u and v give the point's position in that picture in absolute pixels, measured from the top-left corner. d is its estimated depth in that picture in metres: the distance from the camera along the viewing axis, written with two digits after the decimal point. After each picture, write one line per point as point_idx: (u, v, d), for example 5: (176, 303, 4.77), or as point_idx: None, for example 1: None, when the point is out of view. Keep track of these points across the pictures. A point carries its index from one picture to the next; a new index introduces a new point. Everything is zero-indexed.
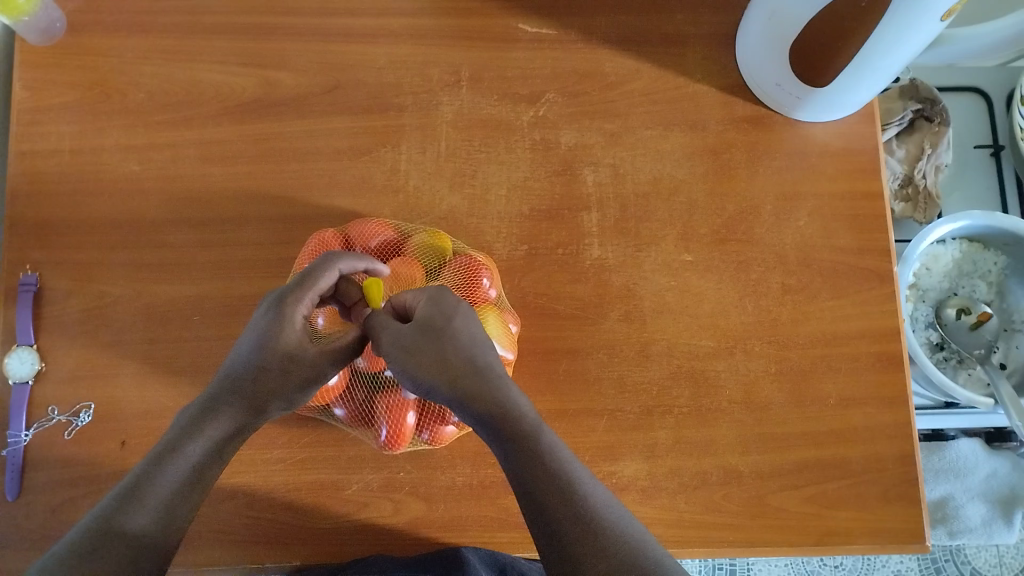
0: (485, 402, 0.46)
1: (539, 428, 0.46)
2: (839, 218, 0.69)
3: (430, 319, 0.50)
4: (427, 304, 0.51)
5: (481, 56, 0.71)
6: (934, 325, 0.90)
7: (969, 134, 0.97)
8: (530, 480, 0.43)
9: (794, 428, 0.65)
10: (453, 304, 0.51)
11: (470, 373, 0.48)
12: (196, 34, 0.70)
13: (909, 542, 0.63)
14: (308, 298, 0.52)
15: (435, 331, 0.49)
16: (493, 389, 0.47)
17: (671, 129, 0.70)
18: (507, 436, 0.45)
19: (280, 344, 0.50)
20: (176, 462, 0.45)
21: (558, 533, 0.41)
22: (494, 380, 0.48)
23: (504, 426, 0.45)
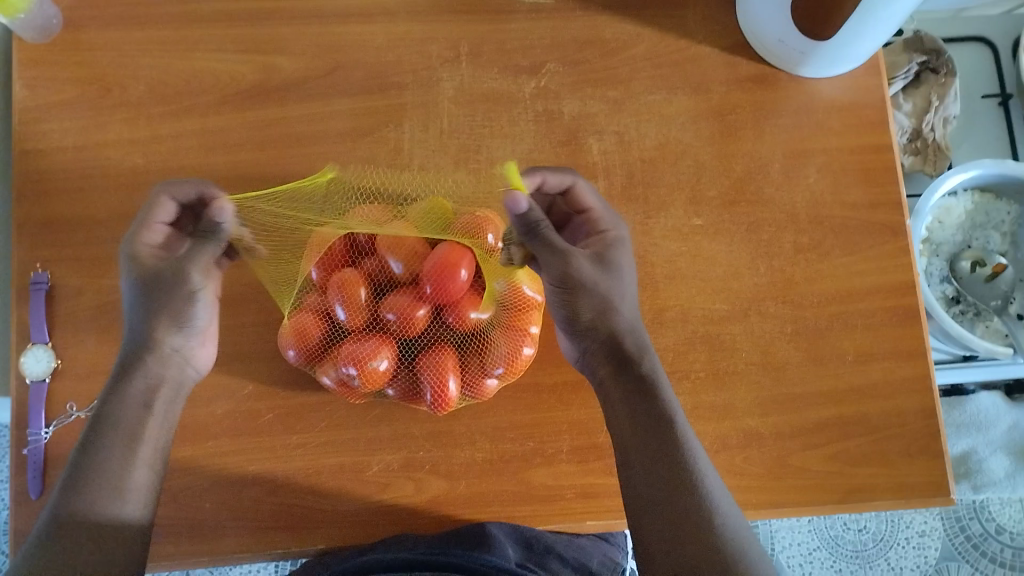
0: (649, 409, 0.51)
1: (672, 403, 0.52)
2: (849, 174, 0.69)
3: (613, 270, 0.56)
4: (610, 248, 0.58)
5: (478, 29, 0.70)
6: (949, 279, 0.88)
7: (974, 84, 0.96)
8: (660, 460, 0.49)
9: (813, 388, 0.65)
10: (624, 270, 0.57)
11: (637, 343, 0.55)
12: (193, 23, 0.69)
13: (934, 496, 0.63)
14: (150, 230, 0.57)
15: (609, 284, 0.55)
16: (654, 379, 0.53)
17: (675, 93, 0.70)
18: (650, 407, 0.51)
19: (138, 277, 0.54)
20: (116, 442, 0.50)
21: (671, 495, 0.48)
22: (652, 370, 0.53)
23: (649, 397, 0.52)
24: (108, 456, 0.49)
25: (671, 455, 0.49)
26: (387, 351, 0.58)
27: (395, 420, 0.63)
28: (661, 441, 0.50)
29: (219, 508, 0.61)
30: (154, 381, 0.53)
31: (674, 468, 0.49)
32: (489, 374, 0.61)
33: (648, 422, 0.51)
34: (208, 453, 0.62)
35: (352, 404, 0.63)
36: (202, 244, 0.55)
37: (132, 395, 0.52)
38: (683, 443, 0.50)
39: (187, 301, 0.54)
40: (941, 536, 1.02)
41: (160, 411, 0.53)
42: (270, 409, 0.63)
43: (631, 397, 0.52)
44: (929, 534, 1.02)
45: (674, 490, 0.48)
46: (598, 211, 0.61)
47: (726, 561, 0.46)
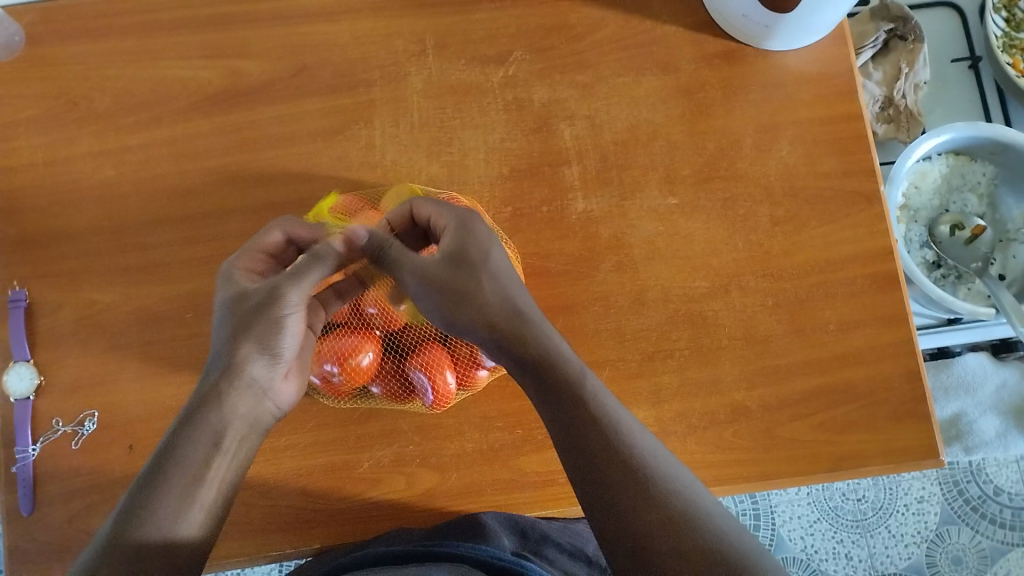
0: (559, 390, 0.49)
1: (584, 374, 0.50)
2: (821, 144, 0.69)
3: (467, 262, 0.53)
4: (461, 233, 0.54)
5: (443, 22, 0.70)
6: (929, 243, 0.89)
7: (944, 49, 0.96)
8: (591, 448, 0.47)
9: (798, 358, 0.65)
10: (485, 255, 0.54)
11: (518, 323, 0.52)
12: (157, 32, 0.69)
13: (924, 459, 0.63)
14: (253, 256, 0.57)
15: (467, 266, 0.53)
16: (550, 357, 0.50)
17: (643, 74, 0.70)
18: (556, 387, 0.49)
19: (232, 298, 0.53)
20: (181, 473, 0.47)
21: (610, 481, 0.45)
22: (548, 352, 0.50)
23: (551, 376, 0.49)
24: (173, 481, 0.46)
25: (594, 435, 0.47)
26: (370, 344, 0.59)
27: (383, 416, 0.63)
28: (586, 428, 0.47)
29: None
30: (230, 412, 0.50)
31: (603, 448, 0.46)
32: (478, 367, 0.60)
33: (559, 408, 0.49)
34: None
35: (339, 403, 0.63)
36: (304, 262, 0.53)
37: (207, 423, 0.49)
38: (603, 421, 0.47)
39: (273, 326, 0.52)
40: (940, 501, 1.03)
41: (235, 440, 0.50)
42: None
43: (538, 386, 0.50)
44: (928, 499, 1.03)
45: (610, 471, 0.45)
46: (440, 216, 0.55)
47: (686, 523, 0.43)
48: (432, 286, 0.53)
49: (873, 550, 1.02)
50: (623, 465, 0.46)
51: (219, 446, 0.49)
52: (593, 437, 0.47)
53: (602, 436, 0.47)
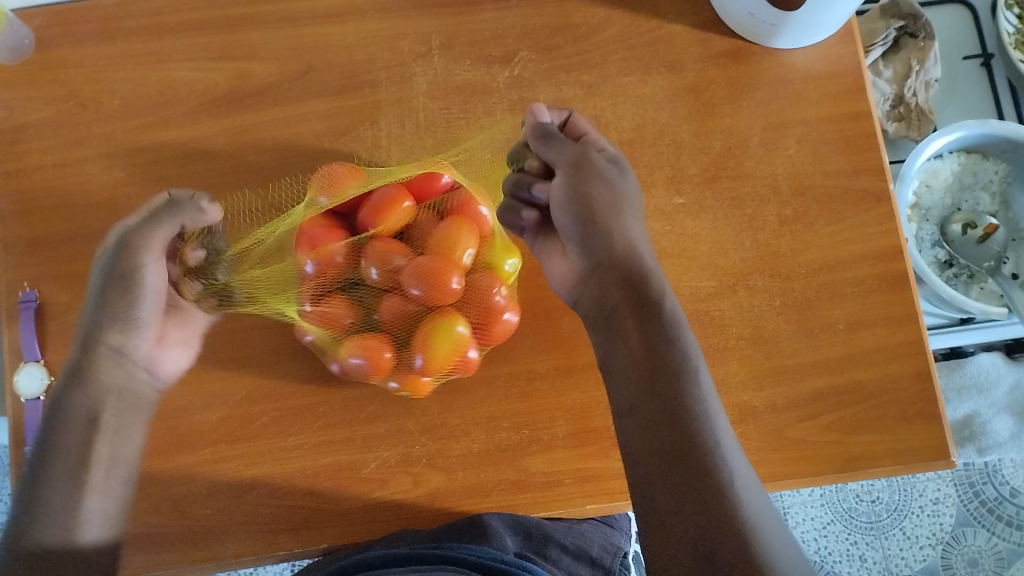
0: (660, 344, 0.48)
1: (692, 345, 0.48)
2: (829, 142, 0.68)
3: (618, 197, 0.57)
4: (619, 170, 0.59)
5: (449, 23, 0.70)
6: (941, 242, 0.88)
7: (956, 46, 0.95)
8: (671, 407, 0.45)
9: (806, 357, 0.64)
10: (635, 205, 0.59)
11: (642, 269, 0.53)
12: (165, 35, 0.70)
13: (934, 460, 0.62)
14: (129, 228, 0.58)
15: (623, 193, 0.58)
16: (661, 313, 0.50)
17: (649, 72, 0.70)
18: (656, 349, 0.48)
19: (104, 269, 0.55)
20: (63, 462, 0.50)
21: (678, 441, 0.44)
22: (660, 312, 0.50)
23: (661, 335, 0.49)
24: (43, 479, 0.49)
25: (676, 395, 0.46)
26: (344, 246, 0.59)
27: (389, 416, 0.63)
28: (666, 391, 0.46)
29: (220, 515, 0.62)
30: (101, 386, 0.53)
31: (678, 414, 0.45)
32: (380, 356, 0.58)
33: (653, 365, 0.47)
34: (205, 460, 0.63)
35: (345, 403, 0.64)
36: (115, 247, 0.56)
37: (75, 415, 0.52)
38: (691, 393, 0.46)
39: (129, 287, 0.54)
40: (956, 502, 1.02)
41: (109, 416, 0.53)
42: (264, 414, 0.64)
43: (641, 334, 0.49)
44: (943, 501, 1.02)
45: (683, 436, 0.44)
46: (603, 146, 0.61)
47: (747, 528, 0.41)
48: (577, 194, 0.56)
49: (887, 553, 1.01)
50: (695, 436, 0.44)
51: (92, 427, 0.52)
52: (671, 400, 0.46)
53: (683, 400, 0.45)
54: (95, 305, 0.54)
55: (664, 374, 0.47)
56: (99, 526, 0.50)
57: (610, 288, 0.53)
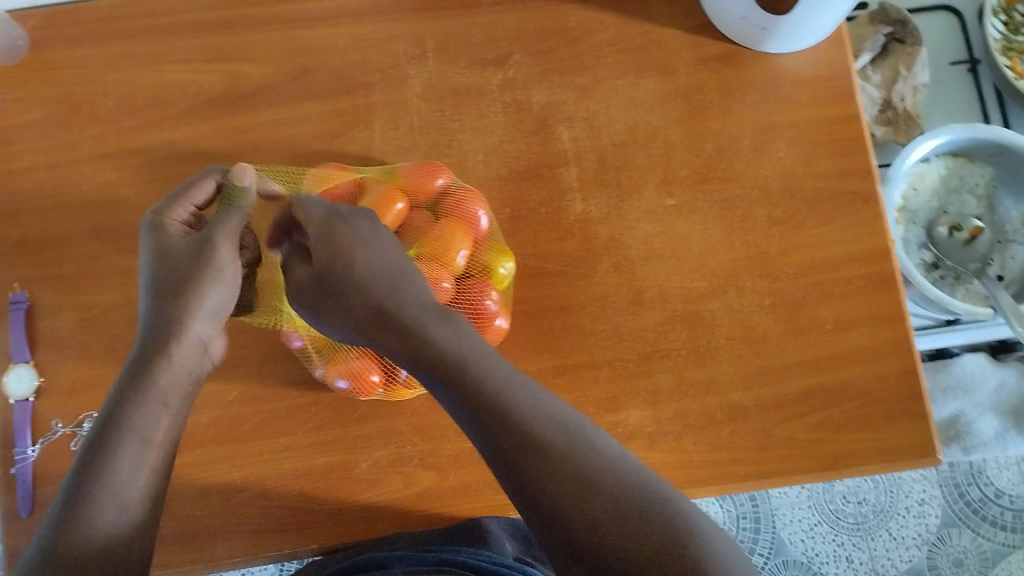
0: (458, 398, 0.46)
1: (486, 379, 0.46)
2: (817, 145, 0.69)
3: (350, 263, 0.53)
4: (331, 233, 0.54)
5: (443, 26, 0.71)
6: (927, 245, 0.89)
7: (943, 51, 0.97)
8: (504, 447, 0.43)
9: (794, 358, 0.65)
10: (362, 233, 0.54)
11: (399, 339, 0.50)
12: (159, 36, 0.70)
13: (920, 459, 0.63)
14: (181, 207, 0.58)
15: (327, 270, 0.54)
16: (451, 366, 0.47)
17: (641, 76, 0.70)
18: (457, 395, 0.46)
19: (162, 245, 0.55)
20: (131, 449, 0.47)
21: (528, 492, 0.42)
22: (433, 359, 0.48)
23: (460, 392, 0.46)
24: (114, 465, 0.46)
25: (507, 442, 0.43)
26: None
27: (381, 417, 0.64)
28: (500, 438, 0.44)
29: (212, 514, 0.62)
30: (175, 376, 0.51)
31: (526, 446, 0.43)
32: (365, 378, 0.60)
33: (467, 418, 0.45)
34: (196, 460, 0.63)
35: (338, 403, 0.64)
36: (232, 213, 0.56)
37: (152, 396, 0.49)
38: (501, 410, 0.44)
39: (215, 276, 0.53)
40: (941, 503, 1.03)
41: (177, 414, 0.50)
42: (257, 414, 0.64)
43: (467, 397, 0.45)
44: (929, 502, 1.03)
45: (542, 461, 0.42)
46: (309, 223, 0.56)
47: (659, 518, 0.40)
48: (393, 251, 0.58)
49: (874, 553, 1.02)
50: (533, 456, 0.42)
51: (163, 421, 0.49)
52: (499, 438, 0.44)
53: (501, 430, 0.44)
54: (157, 287, 0.54)
55: (479, 423, 0.45)
56: (139, 537, 0.46)
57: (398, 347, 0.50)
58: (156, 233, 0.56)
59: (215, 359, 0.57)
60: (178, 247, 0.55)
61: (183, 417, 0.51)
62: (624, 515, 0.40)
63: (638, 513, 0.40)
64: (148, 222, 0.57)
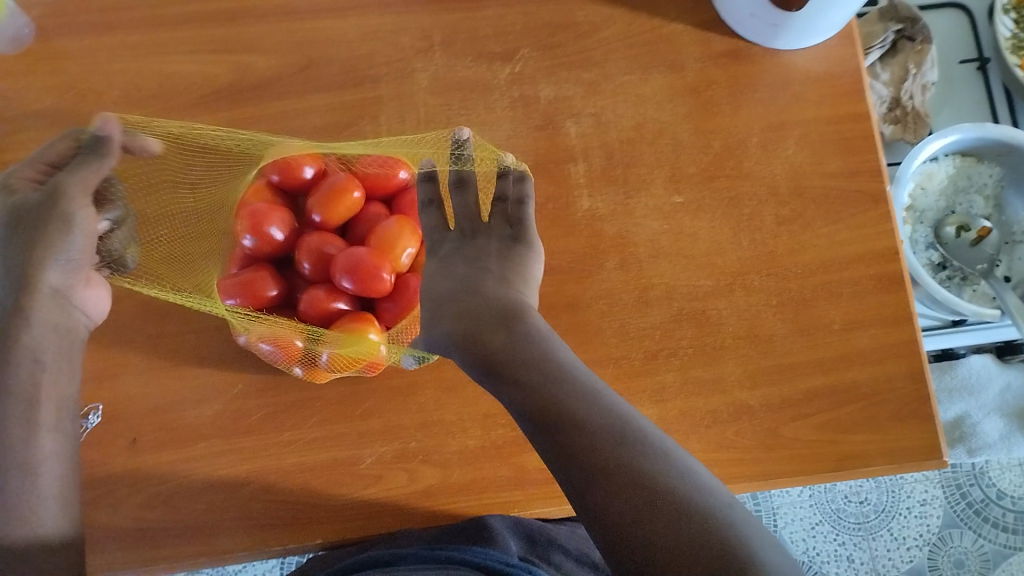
0: (535, 401, 0.47)
1: (570, 386, 0.46)
2: (826, 143, 0.69)
3: (526, 277, 0.57)
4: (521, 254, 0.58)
5: (451, 20, 0.70)
6: (935, 244, 0.89)
7: (952, 49, 0.96)
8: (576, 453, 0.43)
9: (800, 357, 0.65)
10: (492, 258, 0.58)
11: (483, 347, 0.51)
12: (166, 26, 0.70)
13: (926, 461, 0.63)
14: (33, 164, 0.57)
15: (527, 281, 0.57)
16: (534, 376, 0.48)
17: (649, 72, 0.70)
18: (535, 405, 0.46)
19: (11, 202, 0.54)
20: (19, 414, 0.51)
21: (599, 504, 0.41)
22: (513, 371, 0.49)
23: (536, 404, 0.46)
24: (11, 428, 0.50)
25: (581, 448, 0.43)
26: (281, 225, 0.61)
27: (385, 412, 0.63)
28: (575, 442, 0.43)
29: (214, 508, 0.61)
30: (42, 331, 0.53)
31: (605, 454, 0.42)
32: (288, 345, 0.60)
33: (541, 428, 0.46)
34: (199, 454, 0.63)
35: (341, 398, 0.64)
36: (92, 164, 0.56)
37: (24, 355, 0.52)
38: (577, 419, 0.44)
39: (63, 226, 0.53)
40: (943, 503, 1.03)
41: (54, 371, 0.54)
42: (259, 407, 0.63)
43: (545, 406, 0.46)
44: (930, 502, 1.03)
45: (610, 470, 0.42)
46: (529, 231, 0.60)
47: (705, 527, 0.39)
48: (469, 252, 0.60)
49: (874, 552, 1.02)
50: (614, 460, 0.42)
51: (40, 380, 0.52)
52: (573, 443, 0.43)
53: (577, 435, 0.44)
54: (7, 246, 0.53)
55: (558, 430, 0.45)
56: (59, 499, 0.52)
57: (483, 344, 0.52)
58: (5, 193, 0.55)
59: (93, 314, 0.59)
60: (26, 203, 0.54)
61: (60, 372, 0.54)
62: (669, 517, 0.39)
63: (687, 518, 0.39)
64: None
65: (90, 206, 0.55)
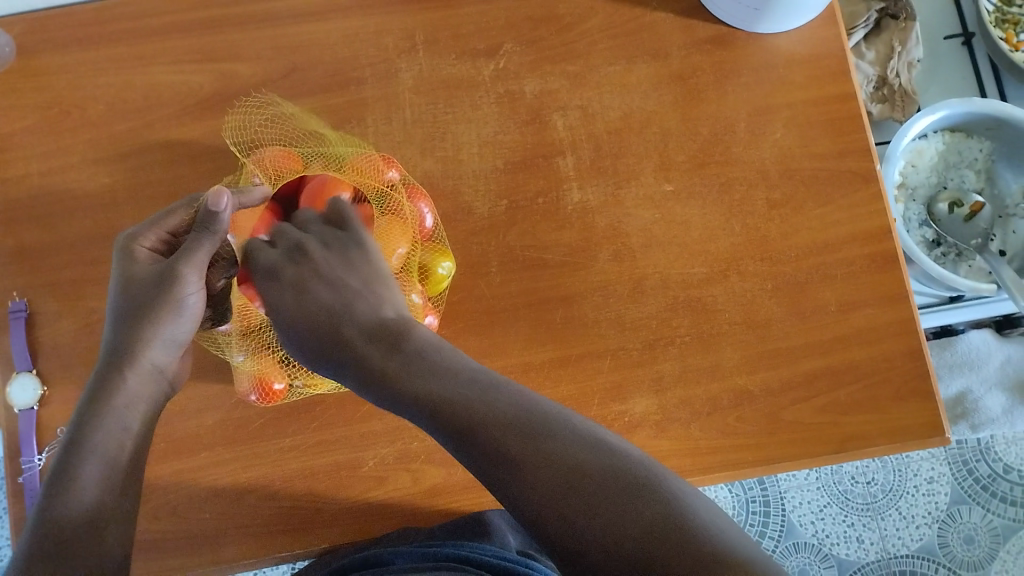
0: (433, 412, 0.41)
1: (461, 381, 0.42)
2: (814, 125, 0.69)
3: (379, 273, 0.54)
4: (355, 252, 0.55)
5: (432, 19, 0.70)
6: (928, 222, 0.89)
7: (936, 26, 0.96)
8: (491, 454, 0.39)
9: (798, 340, 0.65)
10: (334, 261, 0.54)
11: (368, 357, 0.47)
12: (147, 37, 0.69)
13: (930, 437, 0.63)
14: (153, 232, 0.57)
15: (380, 275, 0.54)
16: (427, 383, 0.43)
17: (634, 61, 0.70)
18: (434, 415, 0.42)
19: (128, 271, 0.54)
20: (99, 467, 0.47)
21: (537, 508, 0.37)
22: (401, 379, 0.44)
23: (439, 413, 0.41)
24: (83, 471, 0.46)
25: (500, 447, 0.39)
26: (266, 230, 0.61)
27: (385, 413, 0.63)
28: (488, 444, 0.39)
29: (220, 518, 0.61)
30: (132, 400, 0.51)
31: (528, 448, 0.38)
32: (269, 380, 0.60)
33: (449, 438, 0.41)
34: (201, 465, 0.62)
35: (341, 402, 0.63)
36: (200, 238, 0.54)
37: (114, 418, 0.49)
38: (481, 417, 0.40)
39: (174, 309, 0.53)
40: (950, 481, 1.03)
41: (140, 439, 0.50)
42: (259, 415, 0.63)
43: (444, 409, 0.41)
44: (937, 480, 1.03)
45: (535, 463, 0.38)
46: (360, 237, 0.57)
47: (652, 499, 0.36)
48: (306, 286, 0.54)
49: (884, 532, 1.01)
50: (535, 456, 0.38)
51: (126, 442, 0.49)
52: (485, 444, 0.39)
53: (485, 435, 0.39)
54: (116, 316, 0.53)
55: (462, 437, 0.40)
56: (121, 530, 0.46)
57: (367, 356, 0.47)
58: (124, 259, 0.55)
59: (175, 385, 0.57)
60: (140, 274, 0.54)
61: (146, 445, 0.50)
62: (607, 501, 0.36)
63: (626, 495, 0.36)
64: (120, 244, 0.57)
65: (202, 286, 0.54)
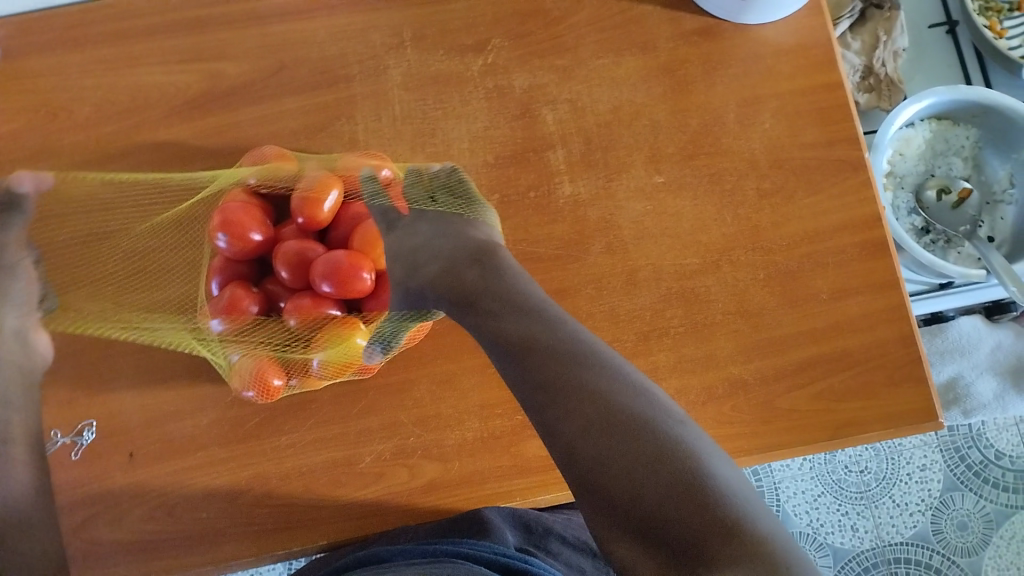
0: (524, 357, 0.49)
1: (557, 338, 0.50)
2: (803, 114, 0.69)
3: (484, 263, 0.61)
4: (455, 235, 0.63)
5: (420, 15, 0.70)
6: (917, 210, 0.89)
7: (920, 16, 0.96)
8: (562, 389, 0.46)
9: (791, 328, 0.65)
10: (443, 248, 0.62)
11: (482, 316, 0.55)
12: (134, 38, 0.69)
13: (924, 422, 0.63)
14: None
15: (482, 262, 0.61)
16: (523, 336, 0.51)
17: (623, 54, 0.70)
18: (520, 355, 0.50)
19: None
20: None
21: (584, 437, 0.43)
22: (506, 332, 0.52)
23: (529, 355, 0.49)
24: None
25: (571, 388, 0.46)
26: (258, 228, 0.60)
27: (381, 410, 0.63)
28: (566, 380, 0.46)
29: (216, 519, 0.61)
30: (23, 365, 0.58)
31: (596, 397, 0.45)
32: (269, 376, 0.60)
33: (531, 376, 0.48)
34: (196, 466, 0.62)
35: (337, 400, 0.63)
36: (12, 221, 0.65)
37: None
38: (565, 364, 0.47)
39: None
40: (942, 468, 1.03)
41: (34, 405, 0.57)
42: (255, 415, 0.63)
43: (536, 354, 0.49)
44: (930, 467, 1.03)
45: (602, 408, 0.44)
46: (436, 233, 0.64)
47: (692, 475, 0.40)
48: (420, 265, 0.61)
49: (878, 521, 1.02)
50: (601, 403, 0.44)
51: None
52: (560, 382, 0.46)
53: (562, 375, 0.47)
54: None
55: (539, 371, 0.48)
56: None
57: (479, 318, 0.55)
58: None
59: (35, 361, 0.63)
60: None
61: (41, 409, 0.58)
62: (670, 499, 0.39)
63: (689, 497, 0.39)
64: None
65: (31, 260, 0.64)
